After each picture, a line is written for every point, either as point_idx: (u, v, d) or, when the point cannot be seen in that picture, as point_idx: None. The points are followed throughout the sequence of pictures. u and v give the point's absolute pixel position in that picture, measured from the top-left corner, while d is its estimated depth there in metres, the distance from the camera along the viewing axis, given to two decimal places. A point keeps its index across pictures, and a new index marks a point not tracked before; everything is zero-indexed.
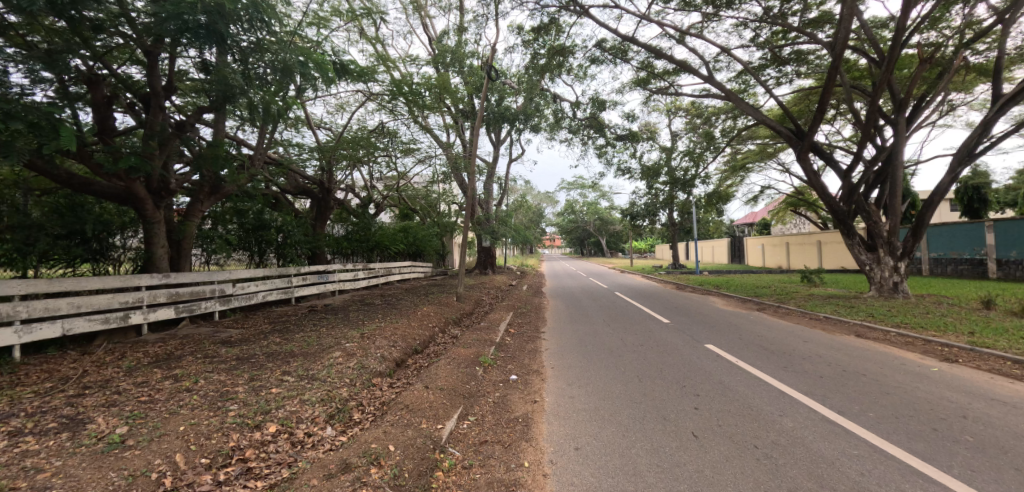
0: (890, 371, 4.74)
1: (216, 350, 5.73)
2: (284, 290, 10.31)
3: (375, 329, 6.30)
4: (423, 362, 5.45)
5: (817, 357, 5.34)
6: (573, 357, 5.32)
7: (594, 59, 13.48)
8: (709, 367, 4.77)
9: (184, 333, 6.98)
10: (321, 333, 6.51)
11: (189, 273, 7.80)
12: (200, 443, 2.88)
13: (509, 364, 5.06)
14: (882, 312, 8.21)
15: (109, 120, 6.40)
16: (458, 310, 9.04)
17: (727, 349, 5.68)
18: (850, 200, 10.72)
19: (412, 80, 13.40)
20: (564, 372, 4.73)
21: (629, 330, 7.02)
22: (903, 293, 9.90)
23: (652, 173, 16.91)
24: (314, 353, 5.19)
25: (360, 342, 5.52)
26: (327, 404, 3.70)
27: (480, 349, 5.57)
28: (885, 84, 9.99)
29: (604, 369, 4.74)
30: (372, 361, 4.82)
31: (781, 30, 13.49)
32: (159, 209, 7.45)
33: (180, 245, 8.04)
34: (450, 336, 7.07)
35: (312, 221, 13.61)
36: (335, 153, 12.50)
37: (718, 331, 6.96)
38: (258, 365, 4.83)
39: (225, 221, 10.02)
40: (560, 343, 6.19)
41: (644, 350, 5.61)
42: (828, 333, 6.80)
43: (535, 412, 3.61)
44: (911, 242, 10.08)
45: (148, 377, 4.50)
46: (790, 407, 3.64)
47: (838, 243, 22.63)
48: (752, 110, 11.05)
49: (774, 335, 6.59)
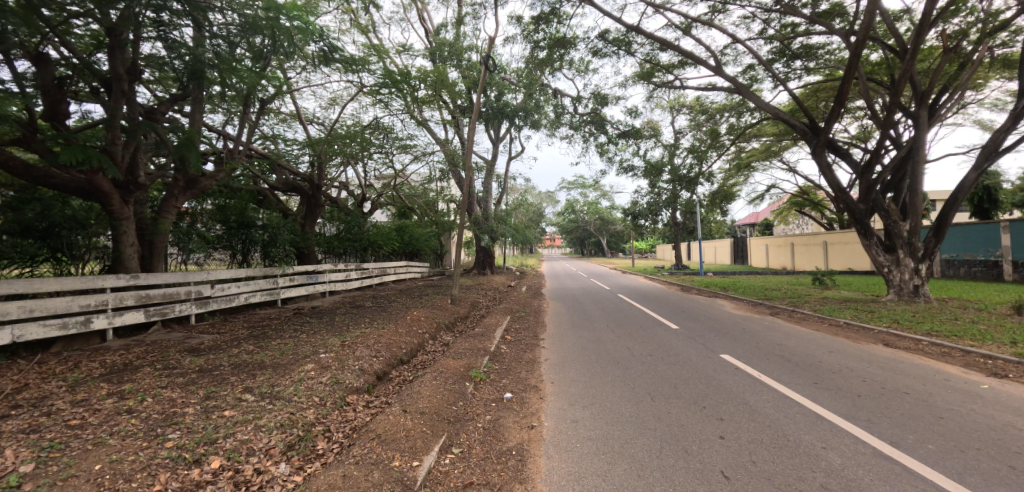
0: (936, 389, 4.18)
1: (179, 360, 5.18)
2: (270, 291, 9.77)
3: (358, 337, 5.74)
4: (407, 375, 4.87)
5: (848, 370, 4.79)
6: (576, 369, 4.77)
7: (597, 51, 12.94)
8: (728, 383, 4.24)
9: (151, 339, 6.41)
10: (300, 340, 5.96)
11: (161, 274, 7.25)
12: (114, 488, 2.30)
13: (504, 378, 4.49)
14: (908, 318, 7.62)
15: (63, 104, 5.85)
16: (452, 314, 8.48)
17: (746, 360, 5.13)
18: (869, 199, 10.17)
19: (408, 72, 12.80)
20: (565, 387, 4.19)
21: (637, 338, 6.46)
22: (924, 296, 9.33)
23: (656, 171, 16.37)
24: (285, 365, 4.62)
25: (338, 352, 4.96)
26: (286, 431, 3.14)
27: (471, 360, 4.98)
28: (907, 77, 9.40)
29: (611, 386, 4.18)
30: (348, 375, 4.26)
31: (791, 22, 12.96)
32: (128, 205, 6.89)
33: (152, 243, 7.48)
34: (441, 344, 6.52)
35: (302, 219, 13.06)
36: (327, 148, 11.98)
37: (733, 339, 6.39)
38: (219, 380, 4.27)
39: (206, 219, 9.45)
40: (560, 352, 5.63)
41: (654, 362, 5.03)
42: (852, 341, 6.24)
43: (532, 441, 3.05)
44: (933, 242, 9.53)
45: (90, 394, 3.95)
46: (834, 439, 3.08)
47: (845, 243, 22.05)
48: (765, 104, 10.41)
49: (794, 344, 6.04)
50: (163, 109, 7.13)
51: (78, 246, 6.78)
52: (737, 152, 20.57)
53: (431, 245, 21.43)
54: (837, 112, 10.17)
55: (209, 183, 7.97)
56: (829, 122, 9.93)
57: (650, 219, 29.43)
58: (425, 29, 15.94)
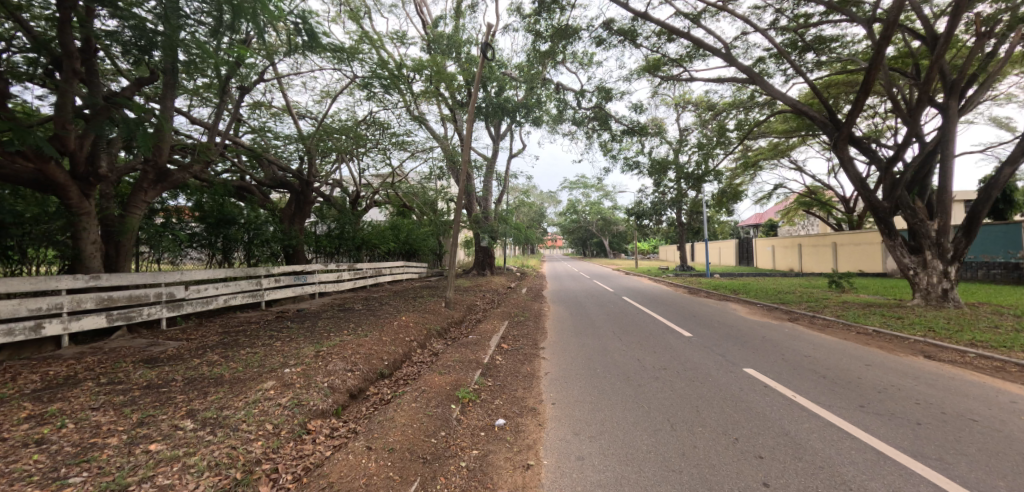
0: (1007, 415, 3.52)
1: (129, 372, 4.58)
2: (254, 293, 9.18)
3: (335, 346, 5.12)
4: (387, 392, 4.23)
5: (895, 389, 4.15)
6: (579, 387, 4.13)
7: (601, 42, 12.36)
8: (760, 406, 3.62)
9: (111, 348, 5.80)
10: (271, 349, 5.32)
11: (127, 275, 6.62)
12: None
13: (496, 398, 3.85)
14: (942, 325, 6.97)
15: (5, 86, 5.27)
16: (445, 319, 7.85)
17: (774, 376, 4.49)
18: (893, 198, 9.46)
19: (403, 63, 12.20)
20: (569, 411, 3.55)
21: (647, 348, 5.82)
22: (954, 301, 8.65)
23: (662, 168, 15.73)
24: (243, 381, 4.01)
25: (308, 365, 4.33)
26: (220, 474, 2.48)
27: (461, 375, 4.35)
28: (938, 66, 8.62)
29: (622, 410, 3.54)
30: (314, 396, 3.61)
31: (805, 12, 12.33)
32: (90, 200, 6.27)
33: (118, 241, 6.86)
34: (430, 353, 5.92)
35: (290, 216, 12.27)
36: (319, 142, 11.40)
37: (754, 349, 5.76)
38: (164, 400, 3.67)
39: (182, 216, 8.79)
40: (562, 365, 4.99)
41: (669, 378, 4.39)
42: (888, 352, 5.59)
43: (525, 488, 2.41)
44: (964, 242, 8.84)
45: (5, 416, 3.35)
46: (909, 487, 2.44)
47: (855, 245, 21.35)
48: (782, 94, 9.69)
49: (825, 356, 5.37)
50: (128, 93, 6.53)
51: (31, 243, 6.16)
52: (744, 150, 19.94)
53: (429, 244, 20.90)
54: (859, 105, 9.40)
55: (183, 177, 7.35)
56: (850, 115, 9.17)
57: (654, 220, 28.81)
58: (423, 21, 15.36)
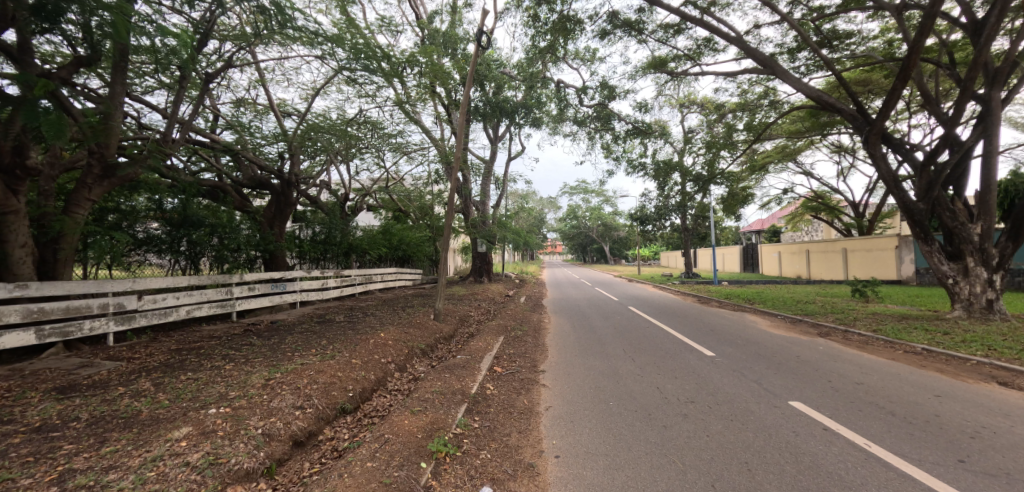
0: None
1: (25, 408, 3.66)
2: (223, 303, 8.30)
3: (292, 372, 4.23)
4: (344, 438, 3.34)
5: (990, 434, 3.25)
6: (590, 433, 3.23)
7: (606, 35, 11.60)
8: (833, 465, 2.70)
9: (33, 370, 4.88)
10: (217, 375, 4.44)
11: (65, 283, 5.72)
12: None
13: (482, 450, 2.95)
14: (1000, 342, 6.08)
15: None
16: (432, 335, 6.94)
17: (833, 414, 3.59)
18: (929, 199, 8.58)
19: (394, 57, 11.40)
20: (580, 470, 2.66)
21: (666, 372, 4.94)
22: (1001, 314, 7.74)
23: (669, 171, 14.92)
24: (159, 425, 3.11)
25: (247, 402, 3.43)
26: None
27: (439, 415, 3.45)
28: (983, 52, 7.74)
29: (650, 471, 2.63)
30: (239, 449, 2.71)
31: (820, 5, 11.62)
32: (16, 196, 5.44)
33: (55, 245, 5.99)
34: (409, 380, 5.00)
35: (270, 219, 11.12)
36: (304, 140, 10.61)
37: (793, 374, 4.86)
38: (45, 454, 2.76)
39: (143, 217, 7.92)
40: (566, 396, 4.11)
41: (703, 418, 3.49)
42: (952, 378, 4.69)
43: None
44: (1010, 246, 7.98)
45: None
46: None
47: (867, 251, 20.52)
48: (806, 85, 8.83)
49: (882, 385, 4.45)
50: (65, 75, 5.65)
51: None
52: (753, 154, 19.21)
53: (424, 251, 19.97)
54: (891, 97, 8.56)
55: (135, 172, 6.45)
56: (884, 109, 8.31)
57: (658, 225, 27.90)
58: (417, 17, 14.58)
